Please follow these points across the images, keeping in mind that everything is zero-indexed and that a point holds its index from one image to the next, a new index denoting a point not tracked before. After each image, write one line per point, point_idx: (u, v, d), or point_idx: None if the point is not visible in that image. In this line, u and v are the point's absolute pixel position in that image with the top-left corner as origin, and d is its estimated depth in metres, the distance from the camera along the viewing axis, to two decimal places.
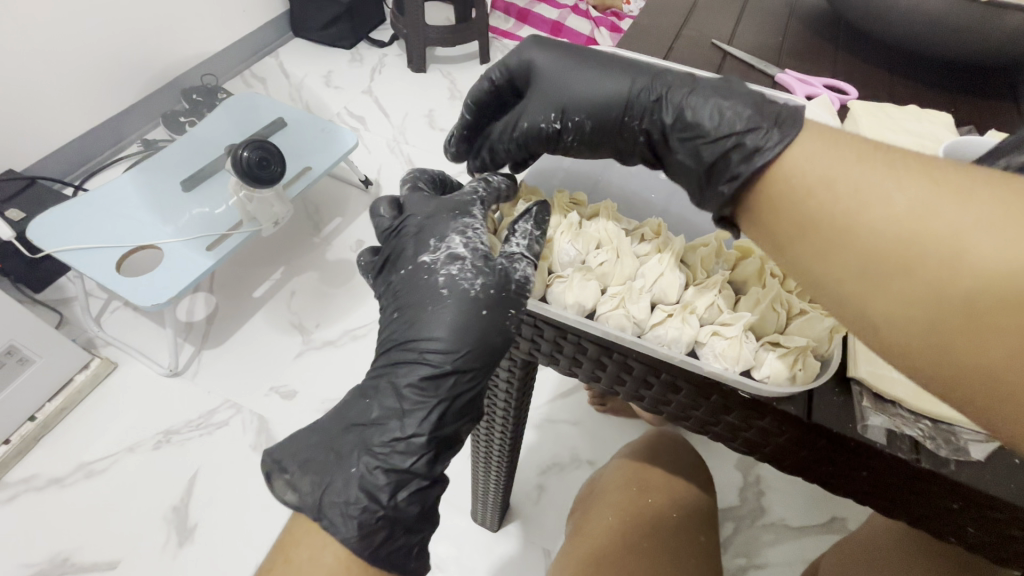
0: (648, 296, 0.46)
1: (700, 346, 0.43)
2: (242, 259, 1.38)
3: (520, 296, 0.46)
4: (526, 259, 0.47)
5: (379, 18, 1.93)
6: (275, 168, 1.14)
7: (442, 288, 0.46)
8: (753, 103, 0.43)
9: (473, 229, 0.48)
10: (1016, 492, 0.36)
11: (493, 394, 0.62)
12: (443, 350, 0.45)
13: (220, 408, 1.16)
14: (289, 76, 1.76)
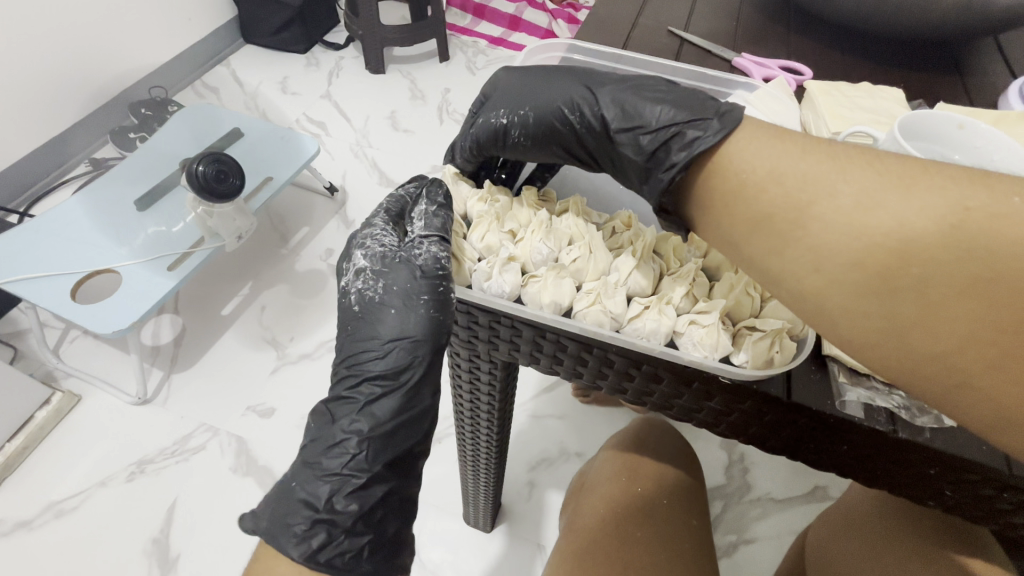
0: (623, 289, 0.44)
1: (677, 336, 0.42)
2: (206, 277, 1.33)
3: (428, 282, 0.46)
4: (424, 242, 0.47)
5: (333, 20, 1.89)
6: (233, 180, 1.10)
7: (358, 305, 0.49)
8: (695, 101, 0.44)
9: (371, 239, 0.51)
10: (988, 456, 0.38)
11: (476, 398, 0.61)
12: (375, 356, 0.48)
13: (197, 431, 1.12)
14: (242, 84, 1.70)
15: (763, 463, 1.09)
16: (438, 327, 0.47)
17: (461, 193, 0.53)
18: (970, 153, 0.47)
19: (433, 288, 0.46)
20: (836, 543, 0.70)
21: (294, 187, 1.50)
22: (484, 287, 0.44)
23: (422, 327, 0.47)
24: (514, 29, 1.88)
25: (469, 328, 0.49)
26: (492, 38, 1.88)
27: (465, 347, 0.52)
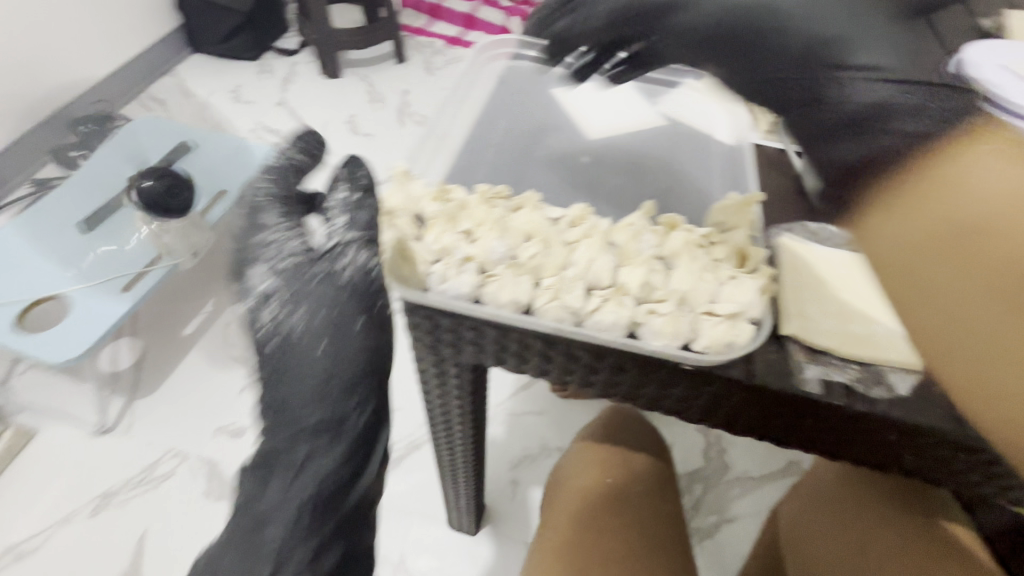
0: (583, 282, 0.41)
1: (639, 327, 0.39)
2: (165, 297, 1.28)
3: (354, 292, 0.51)
4: (341, 252, 0.52)
5: (285, 24, 1.84)
6: (186, 195, 1.05)
7: (280, 324, 0.53)
8: (914, 52, 0.34)
9: (283, 262, 0.53)
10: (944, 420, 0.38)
11: (446, 404, 0.60)
12: (308, 376, 0.51)
13: (164, 457, 1.08)
14: (192, 95, 1.64)
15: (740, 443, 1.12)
16: (369, 341, 0.51)
17: (413, 192, 0.50)
18: None
19: (362, 299, 0.51)
20: (809, 518, 0.71)
21: None
22: (439, 289, 0.42)
23: (353, 341, 0.51)
24: (471, 27, 1.86)
25: (430, 333, 0.47)
26: (449, 38, 1.86)
27: (427, 352, 0.50)
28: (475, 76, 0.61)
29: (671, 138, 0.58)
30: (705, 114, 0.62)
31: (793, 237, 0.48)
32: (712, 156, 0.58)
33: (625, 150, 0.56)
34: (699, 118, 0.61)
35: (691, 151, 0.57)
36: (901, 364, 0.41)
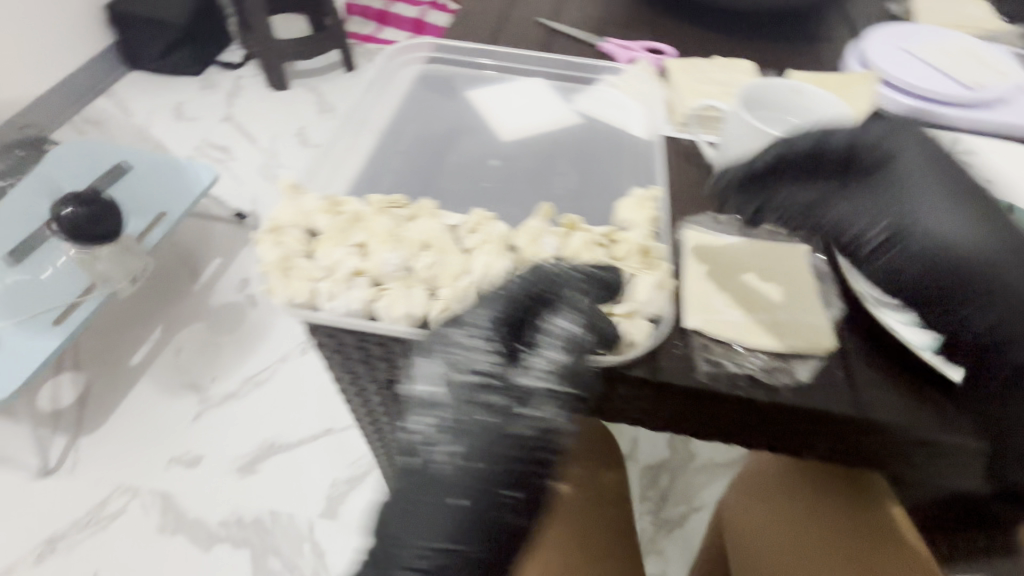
0: (479, 288, 0.38)
1: (540, 332, 0.38)
2: (109, 327, 1.23)
3: (520, 462, 0.36)
4: (536, 398, 0.36)
5: (227, 37, 1.78)
6: (113, 223, 0.99)
7: (418, 459, 0.36)
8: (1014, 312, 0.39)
9: (462, 367, 0.35)
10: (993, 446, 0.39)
11: (378, 425, 0.57)
12: (418, 550, 0.35)
13: (113, 496, 1.03)
14: (130, 114, 1.58)
15: None
16: (512, 528, 0.36)
17: (305, 206, 0.41)
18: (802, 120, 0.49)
19: (521, 477, 0.36)
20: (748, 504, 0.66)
21: (200, 218, 1.40)
22: (328, 309, 0.37)
23: (492, 527, 0.35)
24: (420, 32, 1.85)
25: (337, 350, 0.45)
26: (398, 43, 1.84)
27: (343, 370, 0.48)
28: (387, 84, 0.60)
29: (585, 135, 0.58)
30: (621, 109, 0.62)
31: (698, 227, 0.48)
32: (630, 153, 0.56)
33: (536, 149, 0.55)
34: (615, 114, 0.61)
35: (605, 148, 0.56)
36: (802, 349, 0.42)
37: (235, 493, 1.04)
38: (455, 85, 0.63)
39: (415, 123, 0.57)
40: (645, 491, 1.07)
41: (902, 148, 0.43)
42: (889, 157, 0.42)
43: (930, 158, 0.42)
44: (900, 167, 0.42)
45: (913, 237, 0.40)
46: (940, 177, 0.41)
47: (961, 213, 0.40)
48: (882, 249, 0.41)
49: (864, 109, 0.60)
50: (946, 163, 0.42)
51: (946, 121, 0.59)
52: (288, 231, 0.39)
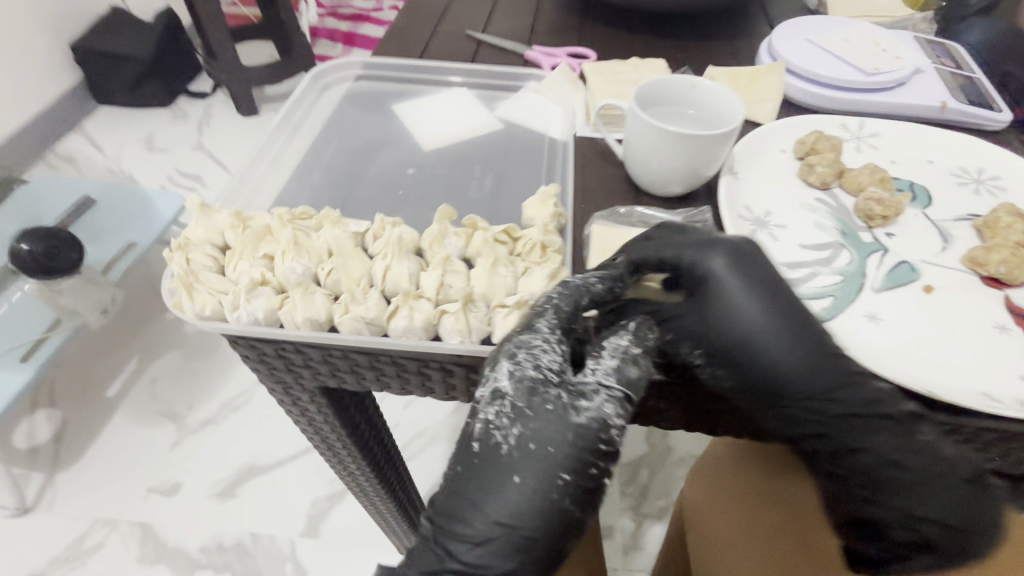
0: (379, 291, 0.40)
1: (438, 328, 0.39)
2: (84, 360, 1.23)
3: (579, 458, 0.34)
4: (601, 392, 0.36)
5: (195, 67, 1.80)
6: (70, 254, 0.99)
7: (482, 444, 0.35)
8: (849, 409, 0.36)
9: (528, 354, 0.36)
10: (949, 510, 0.34)
11: (327, 441, 0.57)
12: (470, 538, 0.34)
13: (92, 529, 1.03)
14: (101, 148, 1.59)
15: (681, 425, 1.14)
16: (566, 527, 0.34)
17: (216, 223, 0.43)
18: (699, 113, 0.52)
19: (580, 474, 0.34)
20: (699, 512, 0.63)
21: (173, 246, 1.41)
22: (234, 320, 0.38)
23: (546, 523, 0.33)
24: None
25: (262, 360, 0.46)
26: None
27: (274, 381, 0.48)
28: (314, 106, 0.64)
29: (505, 142, 0.61)
30: (543, 114, 0.64)
31: (607, 221, 0.49)
32: (546, 154, 0.59)
33: (455, 158, 0.58)
34: (536, 119, 0.63)
35: (523, 153, 0.59)
36: None
37: (215, 518, 1.04)
38: (381, 100, 0.66)
39: (339, 138, 0.60)
40: (624, 488, 1.08)
41: (703, 257, 0.39)
42: (692, 269, 0.39)
43: (734, 261, 0.38)
44: (703, 280, 0.39)
45: (724, 362, 0.37)
46: (741, 285, 0.37)
47: (764, 325, 0.37)
48: (706, 371, 0.38)
49: (768, 99, 0.63)
50: (752, 260, 0.39)
51: (850, 107, 0.62)
52: (198, 248, 0.41)
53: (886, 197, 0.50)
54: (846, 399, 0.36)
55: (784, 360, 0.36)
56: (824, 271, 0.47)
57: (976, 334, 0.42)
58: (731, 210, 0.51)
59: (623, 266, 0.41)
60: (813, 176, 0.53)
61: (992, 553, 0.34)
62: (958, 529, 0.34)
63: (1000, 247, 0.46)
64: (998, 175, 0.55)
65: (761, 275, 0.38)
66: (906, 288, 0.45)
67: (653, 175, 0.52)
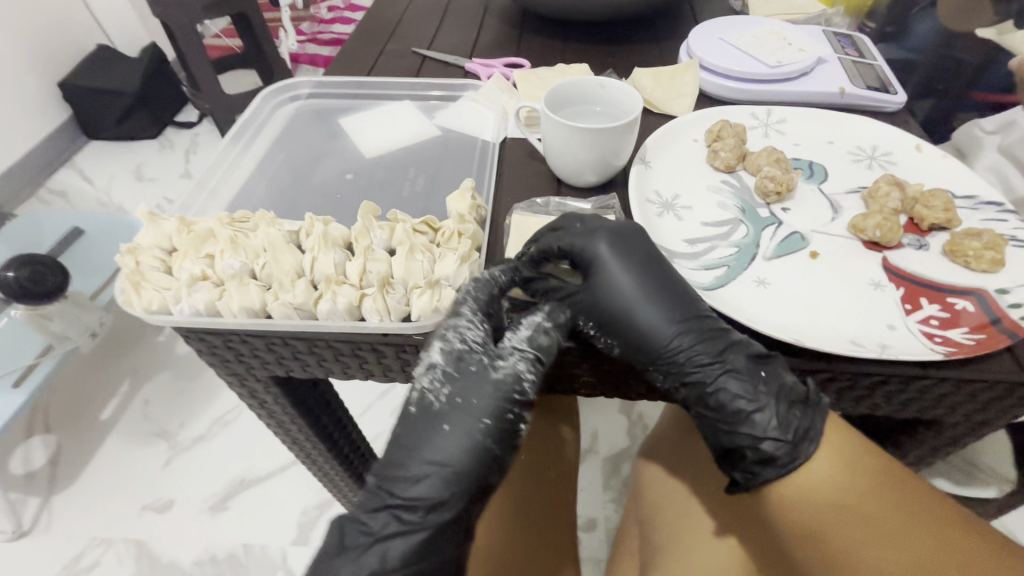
0: (307, 280, 0.44)
1: (360, 310, 0.43)
2: (78, 384, 1.25)
3: (497, 405, 0.40)
4: (521, 356, 0.41)
5: (181, 99, 1.87)
6: (54, 279, 1.04)
7: (418, 408, 0.41)
8: (716, 352, 0.41)
9: (454, 330, 0.41)
10: (780, 427, 0.39)
11: (289, 432, 0.61)
12: (411, 477, 0.39)
13: (88, 548, 1.03)
14: (92, 181, 1.65)
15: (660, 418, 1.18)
16: (490, 463, 0.40)
17: (164, 229, 0.48)
18: (609, 110, 0.57)
19: (500, 418, 0.40)
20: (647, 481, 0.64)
21: None
22: (178, 312, 0.43)
23: (472, 459, 0.39)
24: None
25: (214, 353, 0.49)
26: None
27: (229, 373, 0.52)
28: (267, 124, 0.70)
29: (441, 146, 0.67)
30: (479, 119, 0.69)
31: (526, 212, 0.54)
32: (478, 154, 0.65)
33: (393, 163, 0.65)
34: (470, 124, 0.69)
35: (456, 156, 0.65)
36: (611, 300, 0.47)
37: (208, 532, 1.05)
38: (330, 116, 0.72)
39: (285, 151, 0.66)
40: (608, 481, 1.11)
41: (590, 242, 0.45)
42: (582, 251, 0.45)
43: (614, 244, 0.45)
44: (591, 262, 0.45)
45: (611, 329, 0.43)
46: (621, 262, 0.44)
47: (639, 295, 0.43)
48: (598, 339, 0.44)
49: (686, 95, 0.68)
50: (631, 241, 0.45)
51: (760, 97, 0.67)
52: (147, 253, 0.46)
53: (779, 175, 0.55)
54: (704, 353, 0.41)
55: (658, 323, 0.42)
56: (721, 245, 0.51)
57: (852, 291, 0.46)
58: (640, 194, 0.55)
59: (528, 256, 0.47)
60: (718, 161, 0.58)
61: (846, 468, 0.39)
62: (794, 444, 0.40)
63: (875, 214, 0.50)
64: (890, 151, 0.60)
65: (638, 254, 0.44)
66: (795, 255, 0.50)
67: (568, 167, 0.56)
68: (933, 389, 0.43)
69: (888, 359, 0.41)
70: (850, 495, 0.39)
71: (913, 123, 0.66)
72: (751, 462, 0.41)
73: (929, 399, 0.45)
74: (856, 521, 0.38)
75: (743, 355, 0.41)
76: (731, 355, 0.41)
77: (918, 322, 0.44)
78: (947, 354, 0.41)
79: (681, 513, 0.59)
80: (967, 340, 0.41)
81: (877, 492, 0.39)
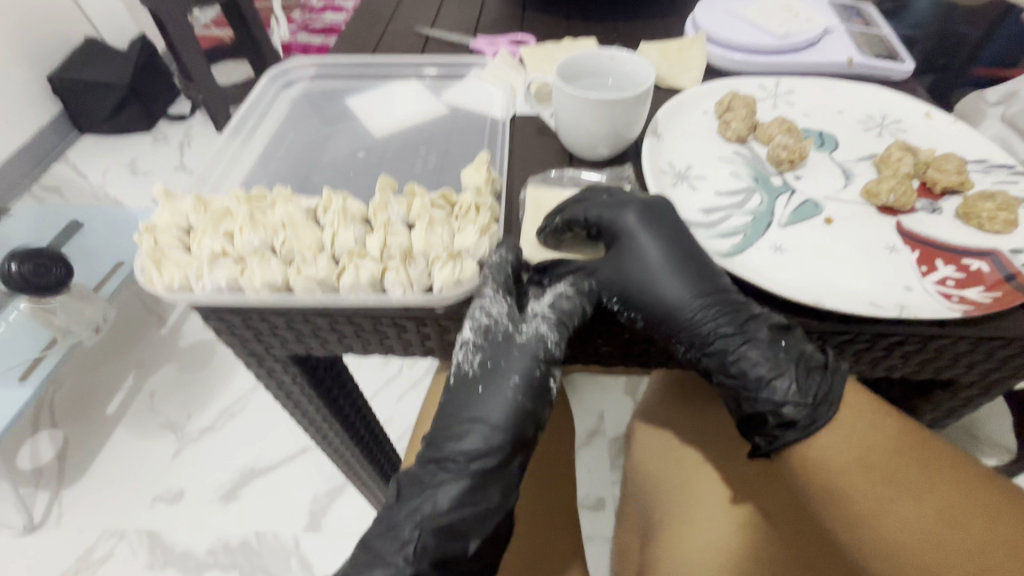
0: (329, 255, 0.44)
1: (383, 283, 0.43)
2: (82, 378, 1.25)
3: (526, 364, 0.42)
4: (543, 319, 0.42)
5: (173, 91, 1.84)
6: (57, 271, 1.03)
7: (458, 378, 0.44)
8: (739, 323, 0.42)
9: (481, 307, 0.43)
10: (800, 392, 0.40)
11: (307, 413, 0.61)
12: (457, 434, 0.43)
13: (100, 540, 1.04)
14: (86, 176, 1.63)
15: None
16: (526, 415, 0.42)
17: (181, 208, 0.48)
18: (618, 83, 0.57)
19: (530, 376, 0.42)
20: (643, 450, 0.64)
21: None
22: (200, 289, 0.43)
23: (509, 412, 0.42)
24: None
25: (233, 332, 0.49)
26: None
27: (248, 353, 0.52)
28: (271, 106, 0.70)
29: (448, 126, 0.67)
30: (486, 97, 0.69)
31: (540, 184, 0.54)
32: (486, 132, 0.65)
33: (401, 143, 0.65)
34: (477, 101, 0.69)
35: (465, 133, 0.65)
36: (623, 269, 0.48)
37: (220, 520, 1.06)
38: (334, 98, 0.71)
39: (294, 131, 0.67)
40: (614, 459, 1.12)
41: (617, 215, 0.45)
42: (608, 223, 0.46)
43: (643, 217, 0.45)
44: (617, 234, 0.45)
45: (632, 303, 0.44)
46: (647, 237, 0.44)
47: (663, 269, 0.44)
48: (622, 312, 0.45)
49: (694, 68, 0.68)
50: (658, 216, 0.45)
51: (767, 68, 0.67)
52: (165, 231, 0.46)
53: (791, 143, 0.55)
54: (726, 324, 0.42)
55: (680, 296, 0.43)
56: (737, 213, 0.51)
57: (868, 254, 0.47)
58: (653, 165, 0.55)
59: (554, 225, 0.47)
60: (729, 132, 0.58)
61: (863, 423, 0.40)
62: (814, 407, 0.40)
63: (889, 178, 0.51)
64: (899, 119, 0.60)
65: (663, 230, 0.45)
66: (811, 222, 0.50)
67: (580, 140, 0.56)
68: (950, 348, 0.44)
69: (907, 319, 0.42)
70: (873, 449, 0.39)
71: (920, 92, 0.66)
72: (773, 427, 0.42)
73: (946, 358, 0.45)
74: (876, 472, 0.39)
75: (764, 326, 0.41)
76: (754, 326, 0.42)
77: (935, 283, 0.44)
78: (965, 313, 0.41)
79: (683, 481, 0.59)
80: (985, 298, 0.42)
81: (898, 444, 0.39)
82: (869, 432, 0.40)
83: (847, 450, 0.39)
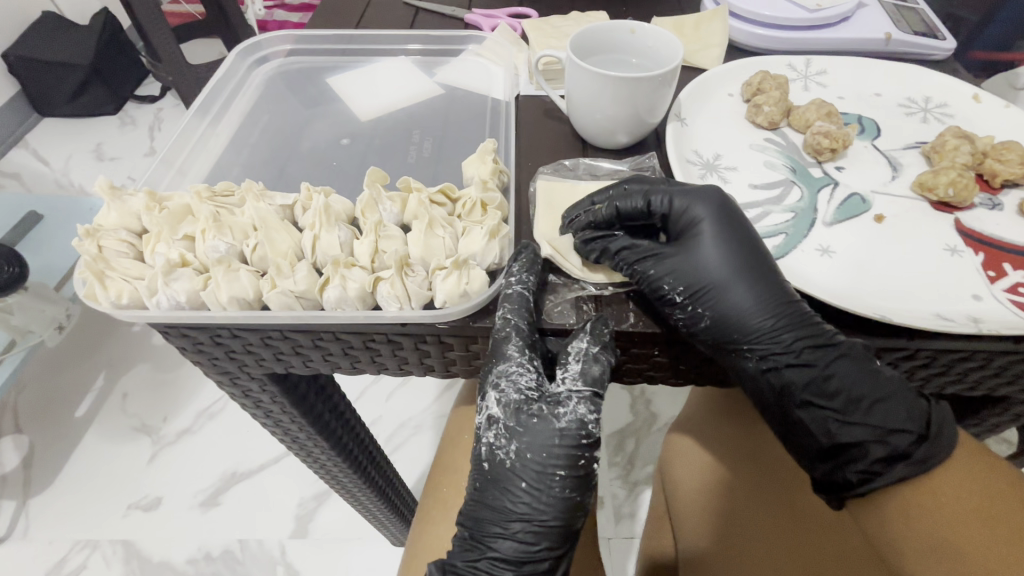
0: (310, 263, 0.38)
1: (376, 297, 0.37)
2: (45, 377, 1.13)
3: (568, 454, 0.37)
4: (582, 396, 0.37)
5: (140, 70, 1.71)
6: (10, 268, 0.93)
7: (490, 464, 0.38)
8: (816, 336, 0.37)
9: (506, 378, 0.37)
10: (907, 418, 0.36)
11: (290, 431, 0.54)
12: (501, 532, 0.37)
13: (72, 552, 0.94)
14: (47, 162, 1.51)
15: (663, 389, 1.04)
16: (575, 509, 0.37)
17: (130, 206, 0.40)
18: (638, 59, 0.51)
19: (575, 467, 0.37)
20: (681, 468, 0.59)
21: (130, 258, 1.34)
22: (154, 306, 0.36)
23: (558, 508, 0.37)
24: None
25: (200, 351, 0.41)
26: None
27: (218, 372, 0.45)
28: (242, 87, 0.61)
29: (445, 108, 0.60)
30: (486, 76, 0.62)
31: (553, 176, 0.47)
32: (489, 115, 0.58)
33: (393, 128, 0.58)
34: (477, 80, 0.62)
35: (465, 116, 0.58)
36: None
37: (198, 529, 0.96)
38: (314, 77, 0.63)
39: (268, 114, 0.59)
40: (609, 457, 0.98)
41: (690, 205, 0.40)
42: (678, 213, 0.40)
43: (717, 213, 0.39)
44: (683, 227, 0.40)
45: (697, 300, 0.38)
46: (722, 231, 0.39)
47: (738, 267, 0.38)
48: (681, 308, 0.37)
49: (715, 46, 0.61)
50: (734, 212, 0.40)
51: (795, 46, 0.61)
52: (110, 236, 0.39)
53: (833, 129, 0.49)
54: (802, 337, 0.37)
55: (757, 300, 0.38)
56: (775, 210, 0.45)
57: (926, 256, 0.41)
58: (679, 154, 0.49)
59: (606, 213, 0.40)
60: (761, 116, 0.52)
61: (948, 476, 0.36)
62: (923, 437, 0.36)
63: (947, 169, 0.44)
64: (945, 103, 0.54)
65: (741, 225, 0.39)
66: (859, 220, 0.44)
67: (596, 126, 0.49)
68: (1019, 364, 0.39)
69: (979, 335, 0.37)
70: (992, 490, 0.36)
71: (961, 72, 0.61)
72: (876, 461, 0.37)
73: (1012, 376, 0.40)
74: (999, 524, 0.35)
75: (846, 363, 0.37)
76: (844, 339, 0.37)
77: (1005, 291, 0.39)
78: None
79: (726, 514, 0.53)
80: None
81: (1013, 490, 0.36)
82: (978, 474, 0.36)
83: (958, 489, 0.36)
